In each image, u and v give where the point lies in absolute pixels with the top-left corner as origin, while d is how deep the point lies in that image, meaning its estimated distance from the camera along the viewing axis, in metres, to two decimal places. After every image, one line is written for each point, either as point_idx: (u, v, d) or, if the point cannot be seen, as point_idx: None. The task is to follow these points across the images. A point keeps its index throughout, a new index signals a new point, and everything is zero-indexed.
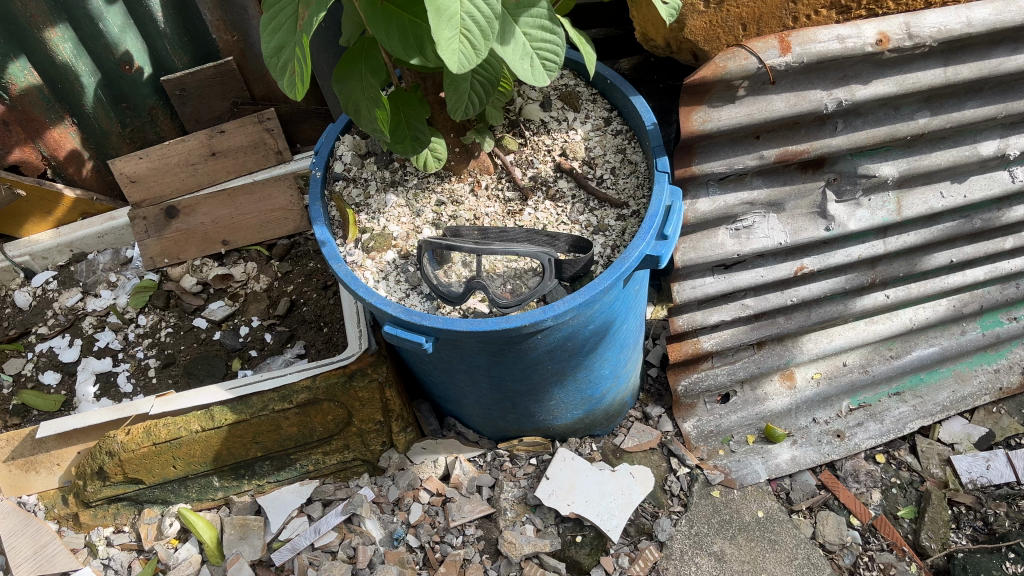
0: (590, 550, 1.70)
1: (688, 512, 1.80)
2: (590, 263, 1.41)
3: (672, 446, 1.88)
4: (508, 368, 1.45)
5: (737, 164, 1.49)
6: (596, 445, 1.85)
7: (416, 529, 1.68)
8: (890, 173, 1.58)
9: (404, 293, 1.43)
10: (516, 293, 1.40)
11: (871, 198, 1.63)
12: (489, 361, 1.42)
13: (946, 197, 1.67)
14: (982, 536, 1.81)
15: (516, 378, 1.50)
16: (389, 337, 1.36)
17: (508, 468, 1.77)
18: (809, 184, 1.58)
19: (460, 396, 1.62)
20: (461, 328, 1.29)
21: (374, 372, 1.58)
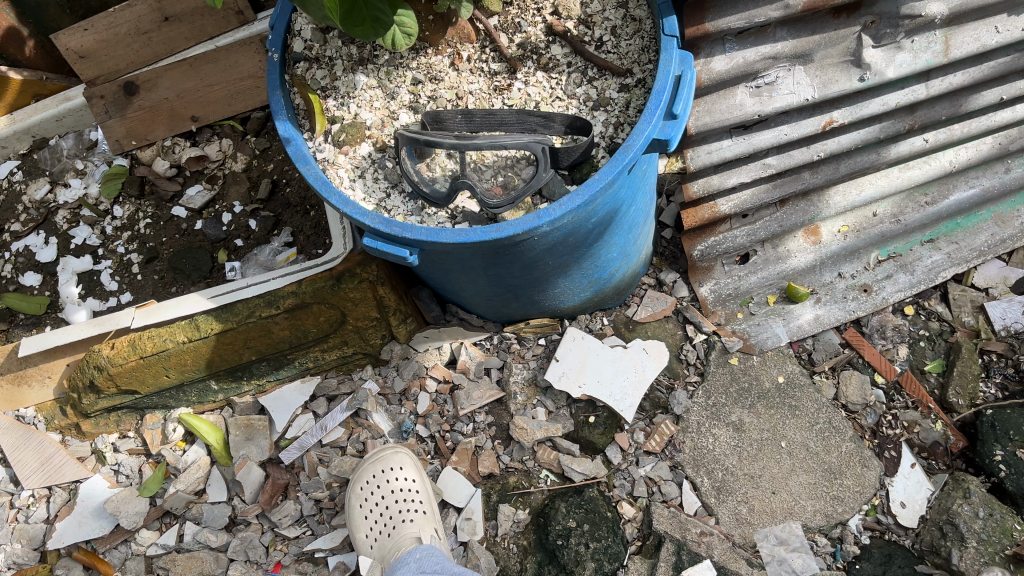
0: (604, 430, 1.65)
1: (705, 383, 1.74)
2: (590, 149, 1.25)
3: (688, 313, 1.79)
4: (506, 267, 1.33)
5: (758, 18, 1.27)
6: (608, 319, 1.75)
7: (425, 419, 1.64)
8: (939, 10, 1.35)
9: (384, 193, 1.29)
10: (508, 189, 1.26)
11: (915, 39, 1.40)
12: (483, 264, 1.30)
13: (1002, 33, 1.44)
14: (1013, 384, 1.77)
15: (516, 274, 1.38)
16: (370, 250, 1.23)
17: (516, 349, 1.70)
18: (842, 31, 1.36)
19: (458, 289, 1.51)
20: (448, 240, 1.16)
21: (363, 272, 1.46)
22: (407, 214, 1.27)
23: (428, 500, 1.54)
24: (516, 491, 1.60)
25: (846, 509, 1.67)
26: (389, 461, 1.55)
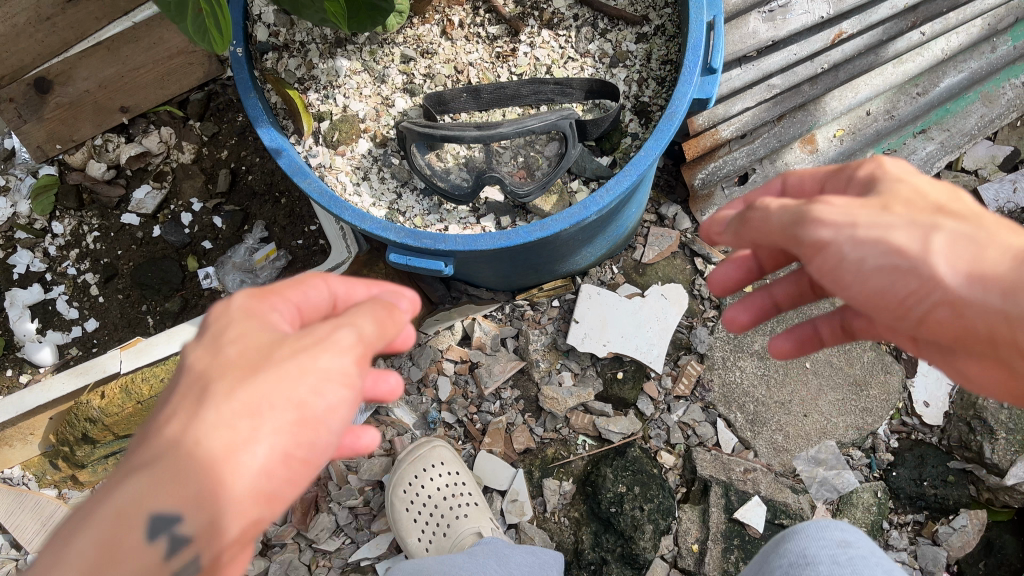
0: (633, 384, 1.60)
1: (723, 316, 1.68)
2: (619, 115, 1.13)
3: (695, 246, 1.71)
4: (536, 253, 1.23)
5: None
6: (617, 267, 1.68)
7: (450, 406, 1.55)
8: None
9: (395, 193, 1.16)
10: (533, 174, 1.16)
11: None
12: (515, 255, 1.20)
13: None
14: None
15: (543, 256, 1.29)
16: (397, 265, 1.12)
17: (531, 316, 1.61)
18: None
19: (475, 272, 1.41)
20: (488, 246, 1.06)
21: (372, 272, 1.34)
22: (423, 215, 1.16)
23: (475, 491, 1.49)
24: (557, 463, 1.55)
25: (875, 419, 1.67)
26: (428, 458, 1.48)
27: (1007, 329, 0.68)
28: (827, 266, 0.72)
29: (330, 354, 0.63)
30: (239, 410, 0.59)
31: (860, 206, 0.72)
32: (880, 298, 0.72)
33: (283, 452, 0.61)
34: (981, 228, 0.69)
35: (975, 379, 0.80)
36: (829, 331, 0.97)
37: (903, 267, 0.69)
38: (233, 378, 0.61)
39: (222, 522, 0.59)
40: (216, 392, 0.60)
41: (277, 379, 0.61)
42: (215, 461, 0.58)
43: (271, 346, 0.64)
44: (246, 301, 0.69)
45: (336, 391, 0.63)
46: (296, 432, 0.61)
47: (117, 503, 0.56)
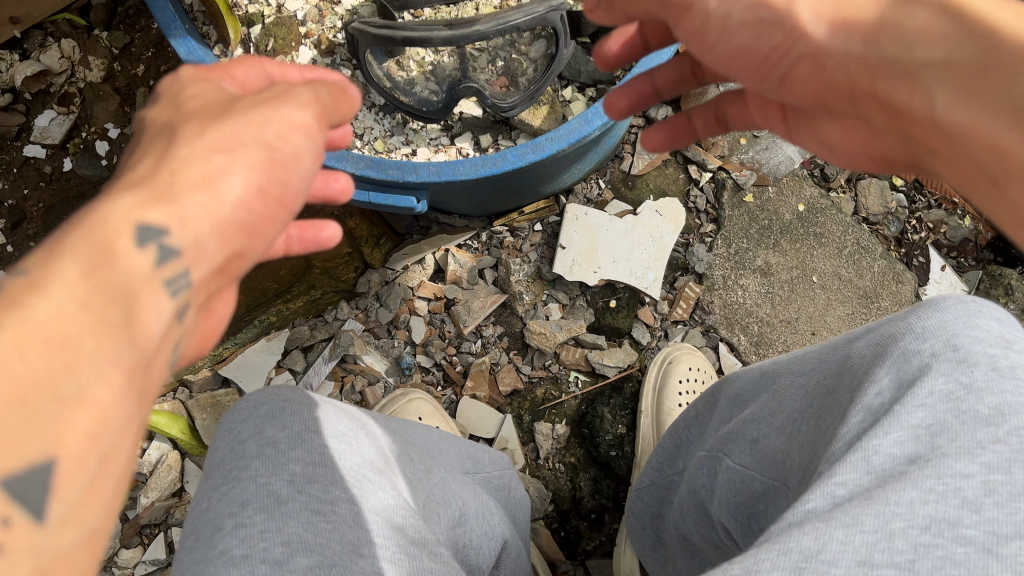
0: (627, 311, 1.44)
1: (723, 230, 1.52)
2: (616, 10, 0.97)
3: (688, 152, 1.53)
4: (515, 180, 1.10)
5: None
6: (604, 181, 1.49)
7: (427, 348, 1.38)
8: None
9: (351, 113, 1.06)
10: (516, 86, 1.00)
11: None
12: (491, 184, 1.07)
13: None
14: None
15: (522, 182, 1.15)
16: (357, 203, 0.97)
17: (511, 243, 1.43)
18: None
19: (451, 201, 1.24)
20: (471, 173, 0.93)
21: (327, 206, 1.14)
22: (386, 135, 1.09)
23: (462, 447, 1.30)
24: (548, 405, 1.40)
25: None
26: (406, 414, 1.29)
27: (867, 80, 0.65)
28: (693, 27, 0.72)
29: (287, 108, 0.64)
30: (216, 141, 0.60)
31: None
32: (745, 56, 0.71)
33: (258, 187, 0.61)
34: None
35: (838, 149, 0.78)
36: (703, 123, 0.93)
37: (769, 19, 0.68)
38: (200, 123, 0.61)
39: (200, 234, 0.57)
40: (185, 132, 0.61)
41: (243, 128, 0.61)
42: (211, 173, 0.58)
43: (221, 106, 0.64)
44: (197, 78, 0.69)
45: (297, 134, 0.64)
46: (269, 172, 0.62)
47: (104, 228, 0.52)
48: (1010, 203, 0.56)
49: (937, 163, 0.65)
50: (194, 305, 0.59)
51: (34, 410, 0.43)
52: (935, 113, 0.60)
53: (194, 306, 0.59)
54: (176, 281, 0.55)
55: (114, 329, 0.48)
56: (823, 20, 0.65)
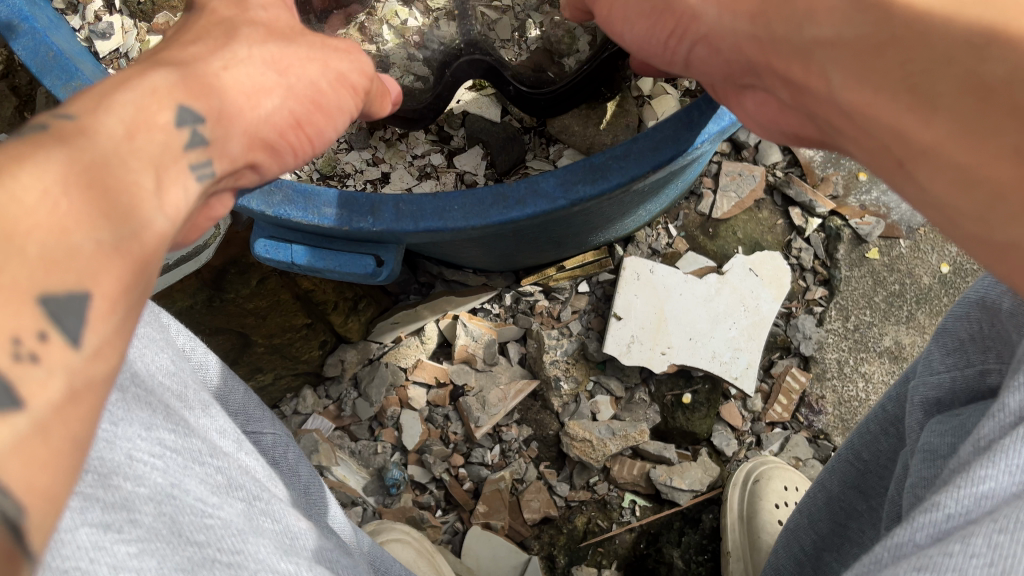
0: (706, 411, 1.02)
1: (837, 297, 1.10)
2: None
3: (790, 189, 1.12)
4: (554, 232, 0.78)
5: None
6: (675, 227, 1.10)
7: (422, 457, 0.99)
8: None
9: None
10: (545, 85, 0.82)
11: None
12: (517, 237, 0.76)
13: None
14: None
15: (566, 235, 0.83)
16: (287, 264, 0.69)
17: (546, 309, 1.03)
18: None
19: (463, 254, 0.86)
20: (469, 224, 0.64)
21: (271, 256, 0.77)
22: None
23: None
24: (592, 541, 0.99)
25: None
26: None
27: (765, 60, 0.47)
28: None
29: (339, 59, 0.48)
30: (273, 57, 0.45)
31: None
32: (643, 39, 0.55)
33: (293, 117, 0.45)
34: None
35: (756, 127, 0.55)
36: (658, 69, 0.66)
37: (660, 5, 0.52)
38: (262, 35, 0.46)
39: (229, 134, 0.42)
40: (242, 35, 0.45)
41: (306, 62, 0.46)
42: (254, 86, 0.43)
43: (293, 31, 0.48)
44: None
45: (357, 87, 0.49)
46: (308, 116, 0.46)
47: (136, 96, 0.37)
48: (919, 193, 0.40)
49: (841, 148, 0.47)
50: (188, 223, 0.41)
51: (73, 248, 0.30)
52: (834, 97, 0.43)
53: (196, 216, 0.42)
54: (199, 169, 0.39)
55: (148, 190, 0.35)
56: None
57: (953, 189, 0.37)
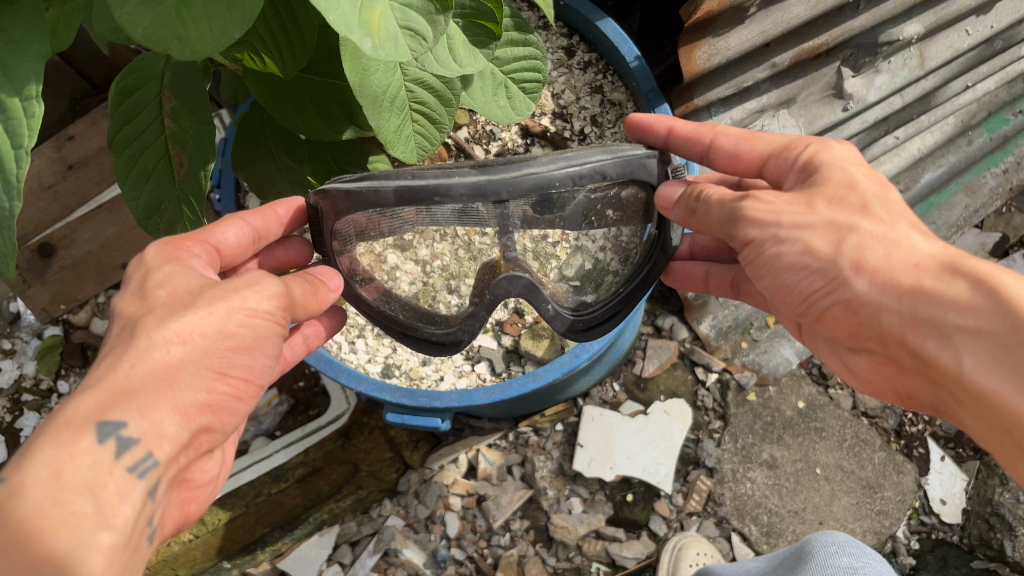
0: (643, 505, 1.59)
1: (730, 426, 1.66)
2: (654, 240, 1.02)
3: (694, 356, 1.69)
4: (531, 397, 1.35)
5: (747, 82, 1.27)
6: (618, 384, 1.68)
7: (460, 541, 1.55)
8: (915, 31, 1.37)
9: (390, 347, 1.27)
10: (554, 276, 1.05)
11: (891, 60, 1.41)
12: (514, 401, 1.32)
13: (972, 34, 1.49)
14: None
15: (537, 396, 1.40)
16: (396, 423, 1.21)
17: (535, 441, 1.61)
18: (822, 69, 1.36)
19: (479, 410, 1.43)
20: (484, 400, 1.14)
21: (371, 421, 1.51)
22: (419, 364, 1.27)
23: None
24: None
25: (892, 521, 1.63)
26: None
27: (899, 333, 0.75)
28: (751, 258, 0.84)
29: (255, 296, 0.78)
30: (175, 337, 0.71)
31: (786, 199, 0.80)
32: (788, 291, 0.85)
33: (215, 372, 0.75)
34: (894, 227, 0.77)
35: (864, 376, 0.90)
36: (717, 283, 1.13)
37: (818, 268, 0.79)
38: (165, 313, 0.73)
39: (159, 420, 0.69)
40: (149, 324, 0.72)
41: (212, 316, 0.74)
42: (172, 359, 0.71)
43: (203, 287, 0.77)
44: (165, 261, 0.78)
45: (273, 299, 0.80)
46: (231, 349, 0.76)
47: (60, 444, 0.64)
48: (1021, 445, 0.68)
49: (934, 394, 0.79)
50: (170, 475, 0.72)
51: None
52: (962, 372, 0.70)
53: (170, 474, 0.72)
54: (145, 464, 0.68)
55: (92, 512, 0.63)
56: (867, 283, 0.76)
57: None
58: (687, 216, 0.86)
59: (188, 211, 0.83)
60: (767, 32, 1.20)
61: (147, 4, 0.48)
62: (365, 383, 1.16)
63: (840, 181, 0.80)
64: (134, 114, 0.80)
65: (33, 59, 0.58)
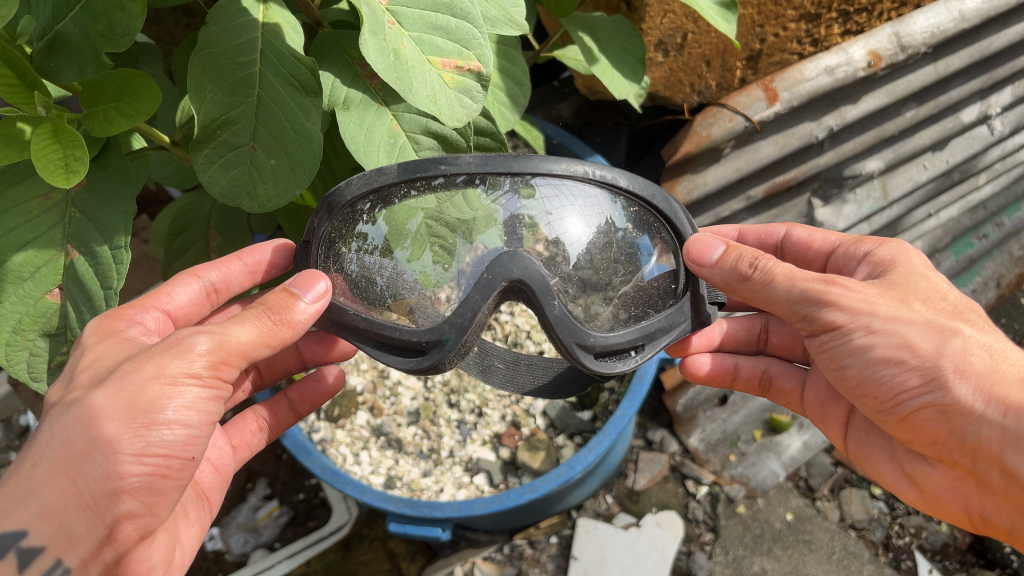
0: None
1: (720, 539, 1.69)
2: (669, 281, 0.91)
3: (685, 468, 1.75)
4: (528, 508, 1.39)
5: (724, 212, 1.40)
6: (611, 495, 1.73)
7: None
8: (876, 166, 1.51)
9: (394, 458, 1.35)
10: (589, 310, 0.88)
11: (857, 191, 1.53)
12: (510, 513, 1.36)
13: (929, 168, 1.63)
14: None
15: (533, 508, 1.43)
16: (398, 534, 1.25)
17: (531, 554, 1.64)
18: (794, 200, 1.49)
19: (476, 522, 1.46)
20: (483, 510, 1.18)
21: (371, 532, 1.63)
22: (420, 475, 1.33)
23: None
24: None
25: None
26: None
27: (996, 449, 0.80)
28: (835, 346, 0.87)
29: (175, 361, 0.72)
30: (79, 424, 0.69)
31: (878, 294, 0.85)
32: (874, 388, 0.87)
33: (132, 455, 0.70)
34: (992, 341, 0.83)
35: (925, 485, 0.94)
36: (747, 374, 1.19)
37: (916, 367, 0.82)
38: (79, 395, 0.71)
39: (69, 520, 0.68)
40: (62, 407, 0.71)
41: (122, 390, 0.70)
42: (77, 444, 0.68)
43: (124, 361, 0.73)
44: (97, 339, 0.76)
45: (200, 358, 0.74)
46: (147, 429, 0.71)
47: None
48: None
49: (1019, 512, 0.85)
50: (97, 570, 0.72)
51: None
52: None
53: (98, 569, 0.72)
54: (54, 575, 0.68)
55: None
56: (969, 390, 0.80)
57: None
58: (729, 276, 0.87)
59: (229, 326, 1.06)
60: (742, 168, 1.33)
61: (230, 169, 0.76)
62: (368, 495, 1.20)
63: (929, 289, 0.86)
64: (185, 250, 1.03)
65: (118, 215, 0.77)
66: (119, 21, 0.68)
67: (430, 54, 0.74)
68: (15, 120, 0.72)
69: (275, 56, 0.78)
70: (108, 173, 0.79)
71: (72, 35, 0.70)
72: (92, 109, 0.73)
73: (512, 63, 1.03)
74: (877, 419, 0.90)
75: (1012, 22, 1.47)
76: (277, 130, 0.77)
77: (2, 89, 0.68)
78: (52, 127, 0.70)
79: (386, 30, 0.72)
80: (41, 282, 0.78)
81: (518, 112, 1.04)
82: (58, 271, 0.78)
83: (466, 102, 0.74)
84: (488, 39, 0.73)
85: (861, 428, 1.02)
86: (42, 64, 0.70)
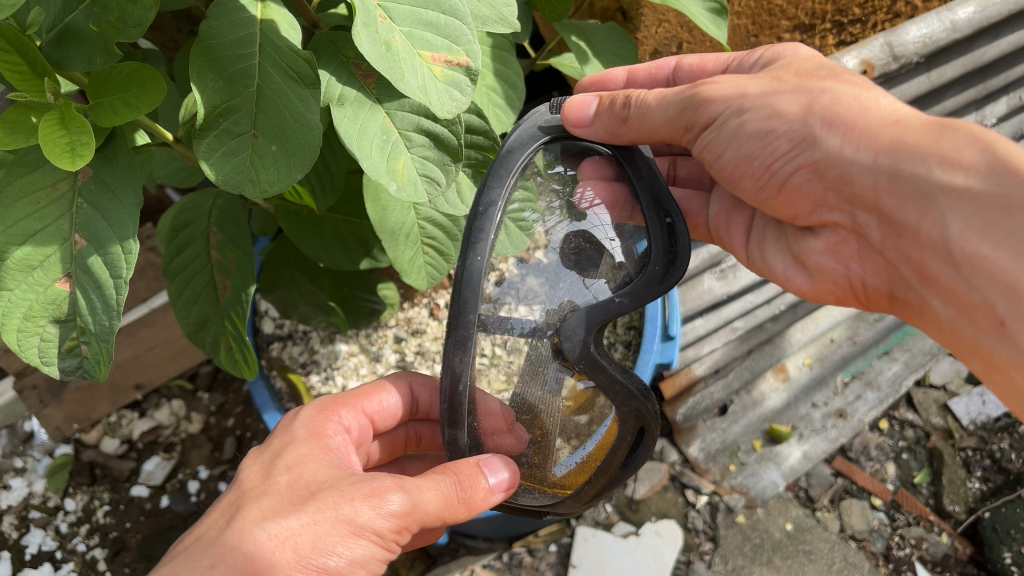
0: None
1: (720, 549, 1.68)
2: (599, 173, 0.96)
3: (685, 478, 1.74)
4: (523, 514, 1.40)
5: None
6: (610, 504, 1.72)
7: None
8: None
9: None
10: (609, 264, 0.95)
11: None
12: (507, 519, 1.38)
13: None
14: (995, 475, 1.76)
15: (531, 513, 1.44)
16: None
17: (530, 562, 1.64)
18: None
19: (475, 528, 1.47)
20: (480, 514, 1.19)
21: None
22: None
23: None
24: None
25: None
26: None
27: (873, 196, 0.85)
28: (720, 132, 0.94)
29: (370, 509, 0.77)
30: (267, 542, 0.73)
31: (750, 80, 0.93)
32: (750, 162, 0.94)
33: None
34: (863, 93, 0.88)
35: (817, 264, 1.00)
36: None
37: (784, 132, 0.89)
38: (277, 507, 0.76)
39: None
40: (253, 514, 0.76)
41: (314, 527, 0.75)
42: (257, 562, 0.72)
43: (324, 486, 0.79)
44: (308, 445, 0.85)
45: (389, 518, 0.78)
46: (318, 573, 0.75)
47: None
48: (978, 292, 0.76)
49: (894, 269, 0.89)
50: None
51: None
52: (944, 234, 0.78)
53: None
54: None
55: None
56: (835, 140, 0.86)
57: (999, 291, 0.74)
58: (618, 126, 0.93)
59: (229, 325, 1.05)
60: None
61: (232, 157, 0.78)
62: None
63: (807, 65, 0.93)
64: (186, 247, 1.04)
65: (126, 206, 0.78)
66: (131, 13, 0.70)
67: (420, 49, 0.77)
68: (26, 108, 0.74)
69: (272, 50, 0.81)
70: (115, 166, 0.80)
71: (83, 28, 0.72)
72: (98, 100, 0.75)
73: (505, 67, 1.06)
74: (766, 203, 0.98)
75: (1004, 33, 1.49)
76: (275, 118, 0.79)
77: (12, 73, 0.70)
78: (59, 115, 0.72)
79: (378, 23, 0.75)
80: (50, 270, 0.78)
81: (511, 114, 1.06)
82: (68, 259, 0.78)
83: (456, 94, 0.78)
84: (476, 35, 0.77)
85: (758, 230, 1.09)
86: (52, 54, 0.73)
